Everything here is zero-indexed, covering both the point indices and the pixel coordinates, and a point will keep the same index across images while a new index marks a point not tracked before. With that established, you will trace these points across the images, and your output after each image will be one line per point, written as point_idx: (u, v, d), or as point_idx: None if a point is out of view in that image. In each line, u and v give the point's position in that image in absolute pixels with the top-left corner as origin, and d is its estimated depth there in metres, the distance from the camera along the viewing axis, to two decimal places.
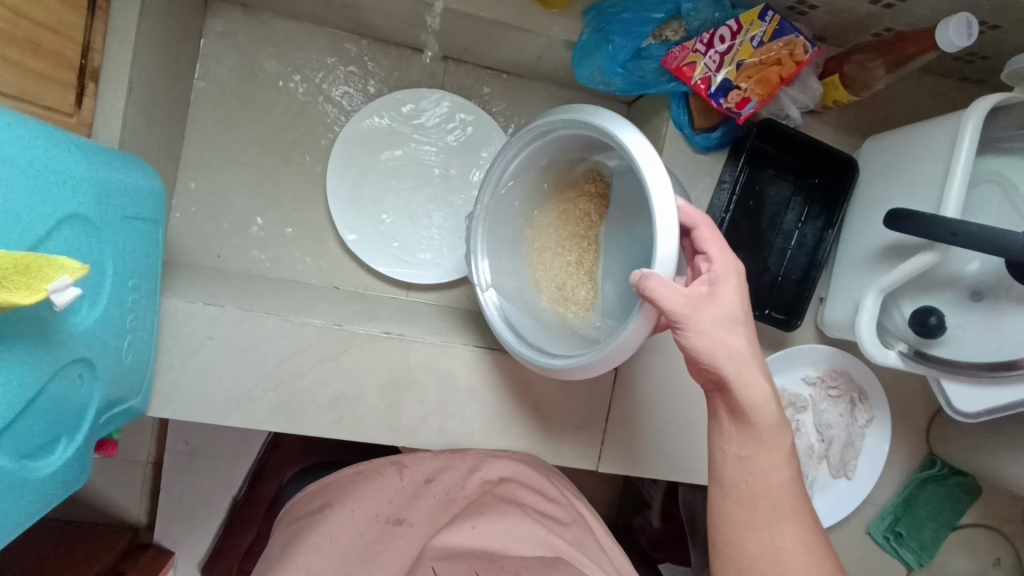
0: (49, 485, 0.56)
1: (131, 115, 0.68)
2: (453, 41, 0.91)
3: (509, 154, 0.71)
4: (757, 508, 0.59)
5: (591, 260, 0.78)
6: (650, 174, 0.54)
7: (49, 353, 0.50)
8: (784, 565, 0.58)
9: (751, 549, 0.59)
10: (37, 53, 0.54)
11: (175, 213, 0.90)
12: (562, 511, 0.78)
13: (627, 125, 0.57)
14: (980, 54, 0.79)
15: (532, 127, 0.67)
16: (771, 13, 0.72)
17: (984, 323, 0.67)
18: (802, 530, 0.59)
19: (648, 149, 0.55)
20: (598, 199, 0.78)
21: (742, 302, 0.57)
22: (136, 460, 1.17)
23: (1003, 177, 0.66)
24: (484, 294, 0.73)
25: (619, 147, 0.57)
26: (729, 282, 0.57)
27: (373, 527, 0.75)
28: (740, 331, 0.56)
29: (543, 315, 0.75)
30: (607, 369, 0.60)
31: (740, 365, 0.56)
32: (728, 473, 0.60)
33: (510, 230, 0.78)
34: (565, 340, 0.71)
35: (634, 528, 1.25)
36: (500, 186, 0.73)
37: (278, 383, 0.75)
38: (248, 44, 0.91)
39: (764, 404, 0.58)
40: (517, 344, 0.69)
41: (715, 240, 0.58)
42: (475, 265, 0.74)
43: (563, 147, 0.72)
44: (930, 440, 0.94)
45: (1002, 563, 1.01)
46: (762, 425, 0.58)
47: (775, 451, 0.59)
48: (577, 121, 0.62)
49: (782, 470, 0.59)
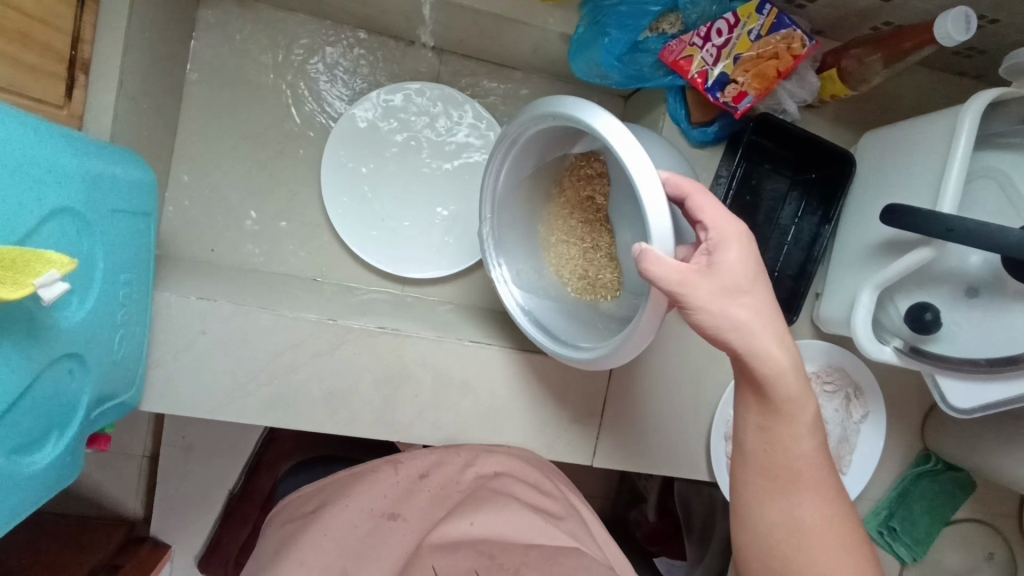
0: (40, 480, 0.55)
1: (122, 107, 0.67)
2: (448, 33, 0.90)
3: (495, 167, 0.70)
4: (777, 479, 0.58)
5: (607, 240, 0.78)
6: (629, 156, 0.53)
7: (37, 348, 0.49)
8: (802, 535, 0.57)
9: (768, 519, 0.58)
10: (25, 45, 0.53)
11: (169, 207, 0.90)
12: (557, 505, 0.77)
13: (596, 107, 0.56)
14: (979, 48, 0.79)
15: (505, 134, 0.67)
16: (768, 6, 0.71)
17: (982, 317, 0.67)
18: (822, 503, 0.58)
19: (624, 130, 0.54)
20: (599, 179, 0.77)
21: (746, 269, 0.54)
22: (131, 454, 1.16)
23: (999, 171, 0.66)
24: (508, 299, 0.74)
25: (591, 133, 0.56)
26: (730, 247, 0.55)
27: (369, 522, 0.75)
28: (745, 301, 0.54)
29: (573, 308, 0.75)
30: (636, 353, 0.59)
31: (750, 340, 0.55)
32: (748, 442, 0.59)
33: (519, 234, 0.78)
34: (595, 327, 0.70)
35: (629, 521, 1.25)
36: (497, 200, 0.72)
37: (272, 378, 0.75)
38: (241, 34, 0.90)
39: (780, 375, 0.56)
40: (551, 344, 0.69)
41: (710, 206, 0.56)
42: (493, 275, 0.74)
43: (550, 145, 0.71)
44: (924, 434, 0.94)
45: (995, 558, 1.01)
46: (780, 398, 0.56)
47: (797, 423, 0.57)
48: (544, 115, 0.61)
49: (803, 442, 0.57)
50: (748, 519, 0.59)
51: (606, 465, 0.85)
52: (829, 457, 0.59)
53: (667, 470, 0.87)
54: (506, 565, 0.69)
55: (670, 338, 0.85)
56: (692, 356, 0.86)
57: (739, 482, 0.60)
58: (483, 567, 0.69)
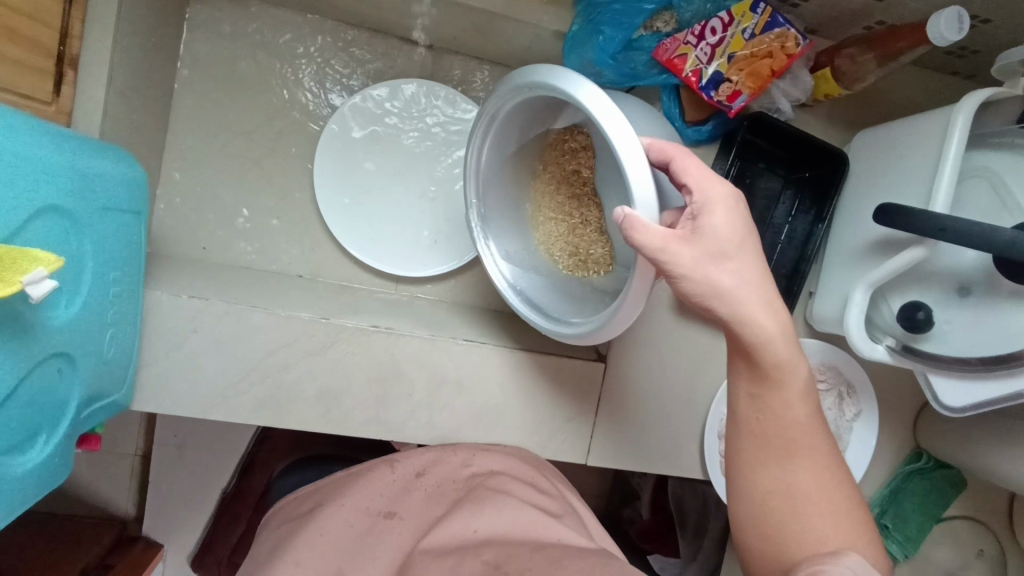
0: (29, 481, 0.55)
1: (112, 103, 0.66)
2: (442, 30, 0.90)
3: (477, 146, 0.70)
4: (769, 446, 0.57)
5: (596, 214, 0.79)
6: (610, 126, 0.52)
7: (25, 347, 0.49)
8: (797, 503, 0.55)
9: (763, 486, 0.57)
10: (13, 40, 0.52)
11: (160, 204, 0.89)
12: (555, 504, 0.75)
13: (579, 76, 0.55)
14: (971, 48, 0.79)
15: (485, 110, 0.66)
16: (763, 5, 0.71)
17: (973, 317, 0.67)
18: (815, 468, 0.56)
19: (606, 98, 0.53)
20: (584, 153, 0.77)
21: (732, 231, 0.53)
22: (123, 453, 1.15)
23: (991, 171, 0.66)
24: (497, 277, 0.72)
25: (575, 104, 0.55)
26: (715, 210, 0.52)
27: (365, 520, 0.73)
28: (730, 267, 0.53)
29: (567, 286, 0.75)
30: (627, 327, 0.58)
31: (734, 306, 0.53)
32: (740, 411, 0.58)
33: (507, 215, 0.77)
34: (589, 303, 0.69)
35: (623, 519, 1.25)
36: (481, 181, 0.71)
37: (264, 377, 0.74)
38: (233, 30, 0.89)
39: (772, 339, 0.54)
40: (545, 322, 0.68)
41: (695, 166, 0.53)
42: (483, 254, 0.73)
43: (530, 121, 0.71)
44: (916, 432, 0.95)
45: (985, 554, 1.01)
46: (768, 365, 0.55)
47: (788, 391, 0.56)
48: (523, 86, 0.60)
49: (794, 408, 0.56)
50: (745, 500, 0.58)
51: (600, 463, 0.85)
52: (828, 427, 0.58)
53: (660, 469, 0.87)
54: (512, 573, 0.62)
55: (661, 336, 0.85)
56: (685, 353, 0.86)
57: (735, 456, 0.59)
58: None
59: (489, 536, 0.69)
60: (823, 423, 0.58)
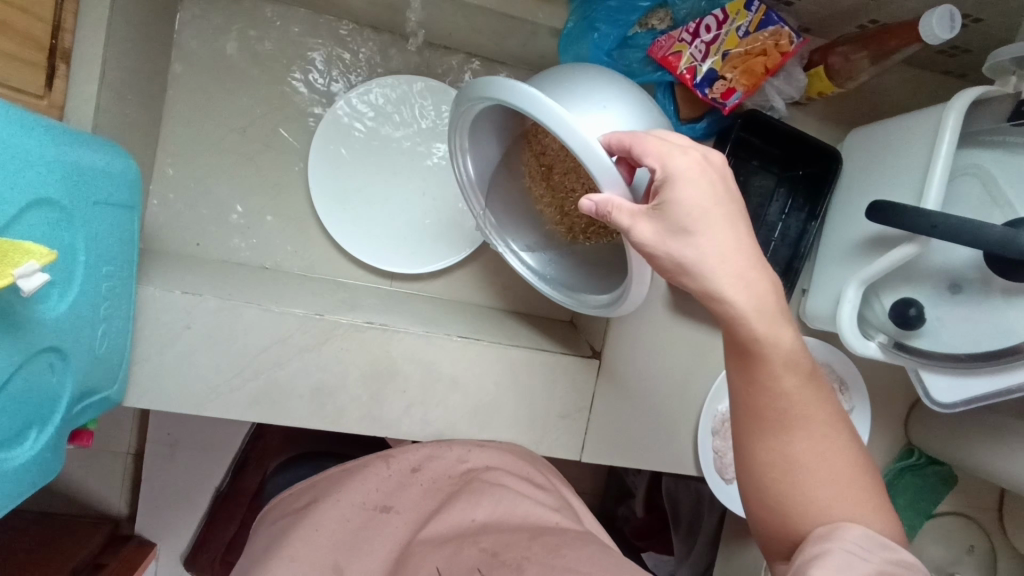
0: (19, 476, 0.54)
1: (105, 97, 0.66)
2: (437, 27, 0.90)
3: (461, 159, 0.68)
4: (762, 419, 0.56)
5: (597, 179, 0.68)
6: (565, 132, 0.52)
7: (16, 341, 0.49)
8: (796, 475, 0.55)
9: (760, 459, 0.56)
10: (7, 34, 0.52)
11: (153, 200, 0.88)
12: (551, 498, 0.74)
13: (525, 85, 0.53)
14: (963, 48, 0.80)
15: (454, 129, 0.65)
16: (757, 3, 0.71)
17: (960, 314, 0.68)
18: (813, 439, 0.55)
19: (551, 105, 0.52)
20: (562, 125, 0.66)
21: (698, 203, 0.52)
22: (115, 451, 1.15)
23: (982, 168, 0.66)
24: (523, 268, 0.75)
25: (531, 115, 0.54)
26: (678, 184, 0.51)
27: (361, 515, 0.73)
28: (698, 242, 0.52)
29: (594, 257, 0.74)
30: (646, 292, 0.63)
31: (704, 282, 0.53)
32: (734, 384, 0.58)
33: (516, 204, 0.75)
34: (616, 270, 0.70)
35: (617, 516, 1.24)
36: (478, 189, 0.71)
37: (258, 373, 0.74)
38: (225, 26, 0.89)
39: (744, 319, 0.54)
40: (580, 302, 0.72)
41: (653, 146, 0.52)
42: (505, 253, 0.75)
43: (504, 108, 0.64)
44: (908, 430, 0.96)
45: (976, 550, 1.02)
46: (746, 341, 0.54)
47: (771, 363, 0.55)
48: (486, 98, 0.57)
49: (782, 380, 0.55)
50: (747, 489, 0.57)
51: (593, 459, 0.86)
52: (825, 387, 0.57)
53: (654, 466, 0.87)
54: (509, 563, 0.61)
55: (655, 334, 0.85)
56: (680, 349, 0.86)
57: (733, 439, 0.59)
58: (486, 565, 0.62)
59: (486, 525, 0.69)
60: (816, 385, 0.56)
